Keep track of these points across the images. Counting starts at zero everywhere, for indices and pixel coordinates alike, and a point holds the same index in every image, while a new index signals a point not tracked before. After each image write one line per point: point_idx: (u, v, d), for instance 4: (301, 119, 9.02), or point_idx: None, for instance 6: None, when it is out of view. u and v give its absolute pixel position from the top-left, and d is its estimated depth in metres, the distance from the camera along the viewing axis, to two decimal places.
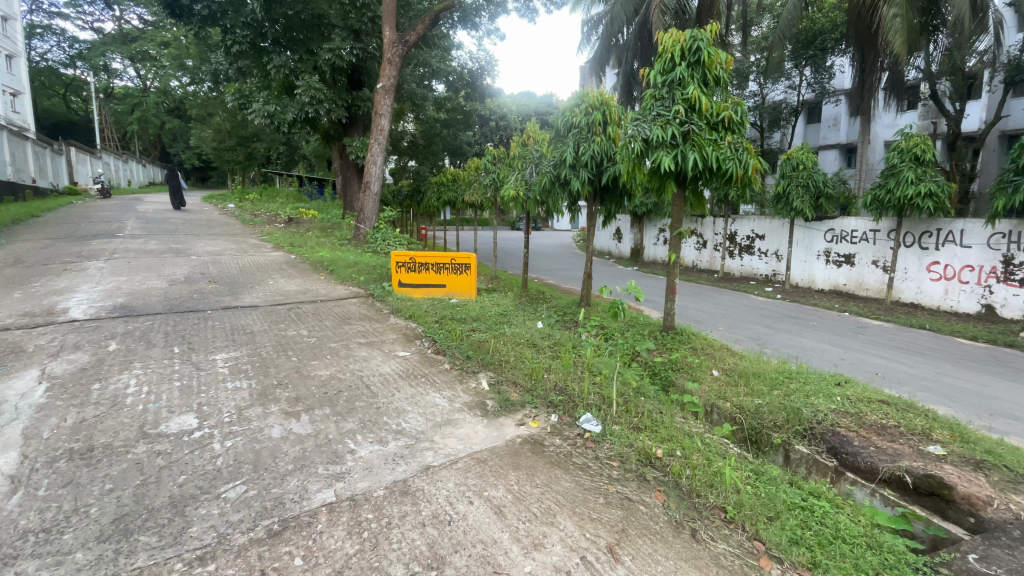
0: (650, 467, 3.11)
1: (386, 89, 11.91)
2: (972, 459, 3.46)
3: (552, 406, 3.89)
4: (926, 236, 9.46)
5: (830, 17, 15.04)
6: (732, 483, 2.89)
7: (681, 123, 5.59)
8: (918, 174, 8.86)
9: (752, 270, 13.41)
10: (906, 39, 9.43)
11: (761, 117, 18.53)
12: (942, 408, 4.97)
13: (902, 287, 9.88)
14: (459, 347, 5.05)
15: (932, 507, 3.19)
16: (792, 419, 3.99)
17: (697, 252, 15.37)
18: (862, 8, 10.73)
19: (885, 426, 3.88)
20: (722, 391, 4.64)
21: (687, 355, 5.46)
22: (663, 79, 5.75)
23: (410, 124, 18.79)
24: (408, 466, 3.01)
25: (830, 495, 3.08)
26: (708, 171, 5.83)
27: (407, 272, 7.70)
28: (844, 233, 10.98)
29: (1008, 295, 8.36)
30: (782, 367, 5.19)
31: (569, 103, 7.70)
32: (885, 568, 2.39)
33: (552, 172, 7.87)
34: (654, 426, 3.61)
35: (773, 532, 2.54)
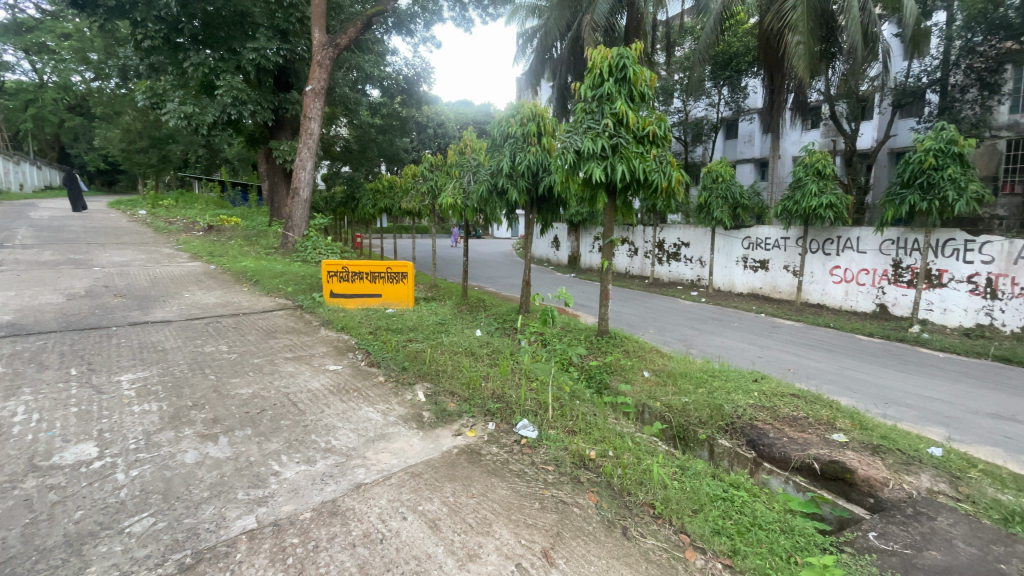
0: (584, 469, 3.18)
1: (315, 91, 11.47)
2: (870, 445, 3.82)
3: (489, 414, 3.88)
4: (828, 243, 10.45)
5: (743, 42, 16.30)
6: (660, 480, 3.01)
7: (610, 135, 5.83)
8: (820, 187, 9.80)
9: (679, 275, 14.20)
10: (808, 65, 10.42)
11: (685, 132, 19.73)
12: (845, 398, 5.47)
13: (810, 289, 10.83)
14: (394, 359, 4.94)
15: (836, 490, 3.49)
16: (715, 415, 4.24)
17: (629, 259, 16.06)
18: (770, 34, 11.73)
19: (796, 418, 4.22)
20: (653, 390, 4.86)
21: (620, 357, 5.64)
22: (593, 93, 6.00)
23: (343, 129, 18.23)
24: (337, 486, 2.88)
25: (747, 484, 3.30)
26: (635, 183, 6.10)
27: (339, 281, 7.43)
28: (759, 240, 11.88)
29: (897, 295, 9.35)
30: (706, 366, 5.51)
31: (504, 113, 7.85)
32: (796, 550, 2.57)
33: (489, 180, 7.94)
34: (588, 427, 3.69)
35: (696, 523, 2.67)
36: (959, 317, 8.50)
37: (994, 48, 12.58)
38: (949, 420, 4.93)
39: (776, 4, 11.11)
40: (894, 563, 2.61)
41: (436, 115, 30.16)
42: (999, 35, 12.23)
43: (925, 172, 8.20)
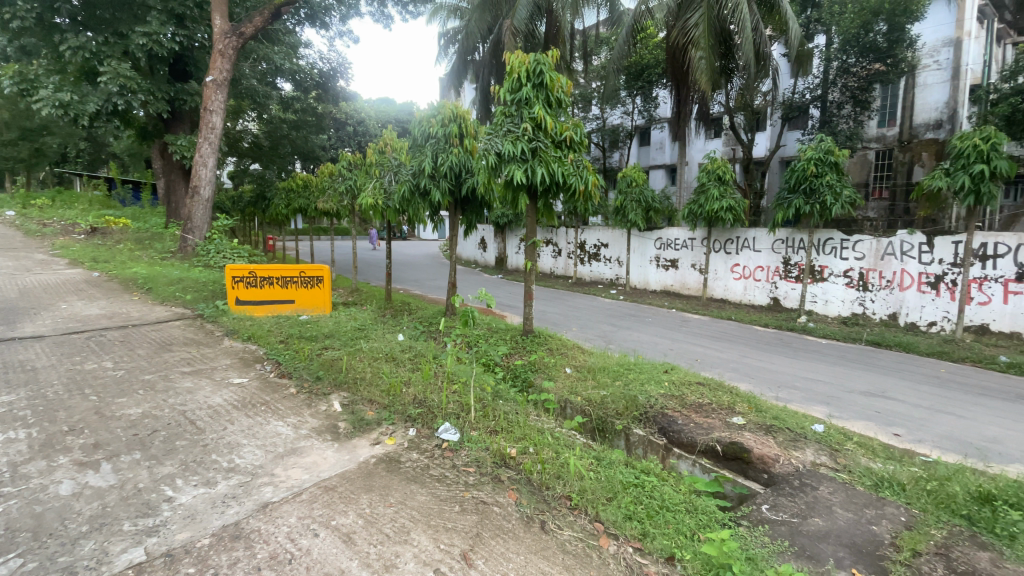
0: (505, 467, 3.22)
1: (217, 82, 10.60)
2: (763, 425, 4.22)
3: (410, 420, 3.82)
4: (729, 243, 11.41)
5: (653, 54, 17.28)
6: (577, 472, 3.12)
7: (529, 139, 5.96)
8: (720, 192, 10.68)
9: (599, 275, 14.80)
10: (710, 79, 11.31)
11: (603, 138, 20.62)
12: (745, 385, 5.99)
13: (714, 285, 11.74)
14: (308, 368, 4.71)
15: (736, 469, 3.81)
16: (630, 405, 4.48)
17: (554, 259, 16.51)
18: (676, 48, 12.58)
19: (701, 404, 4.57)
20: (574, 385, 5.03)
21: (543, 355, 5.78)
22: (511, 97, 6.08)
23: (252, 123, 17.07)
24: (241, 507, 2.69)
25: (657, 470, 3.50)
26: (555, 186, 6.27)
27: (246, 287, 7.00)
28: (670, 241, 12.70)
29: (788, 289, 10.41)
30: (623, 360, 5.79)
31: (425, 113, 7.73)
32: (699, 528, 2.77)
33: (411, 181, 7.79)
34: (510, 426, 3.74)
35: (611, 511, 2.79)
36: (837, 307, 9.63)
37: (865, 68, 14.41)
38: (829, 399, 5.57)
39: (681, 20, 11.95)
40: (783, 531, 2.90)
41: (355, 112, 29.13)
42: (869, 57, 14.14)
43: (808, 178, 9.19)
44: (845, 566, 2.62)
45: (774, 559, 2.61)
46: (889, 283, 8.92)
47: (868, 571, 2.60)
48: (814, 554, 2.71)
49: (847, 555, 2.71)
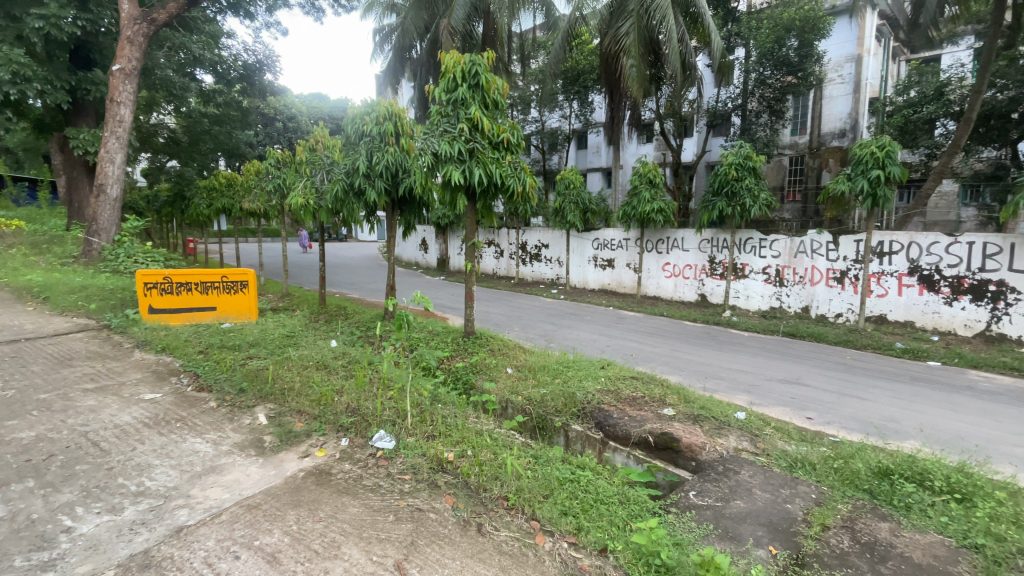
0: (442, 472, 3.19)
1: (125, 72, 9.72)
2: (691, 415, 4.45)
3: (342, 430, 3.70)
4: (660, 243, 11.95)
5: (588, 60, 17.76)
6: (514, 472, 3.15)
7: (466, 140, 5.93)
8: (652, 195, 11.19)
9: (540, 275, 15.03)
10: (641, 86, 11.79)
11: (542, 141, 20.95)
12: (676, 377, 6.30)
13: (647, 283, 12.26)
14: (230, 380, 4.45)
15: (667, 458, 3.98)
16: (568, 402, 4.57)
17: (496, 260, 16.59)
18: (609, 55, 12.99)
19: (634, 398, 4.75)
20: (514, 385, 5.06)
21: (485, 356, 5.77)
22: (447, 97, 6.02)
23: (169, 117, 15.80)
24: (153, 532, 2.48)
25: (593, 464, 3.59)
26: (493, 186, 6.27)
27: (160, 294, 6.48)
28: (606, 241, 13.11)
29: (714, 285, 11.06)
30: (562, 358, 5.91)
31: (358, 109, 7.48)
32: (631, 518, 2.87)
33: (345, 180, 7.52)
34: (448, 430, 3.70)
35: (546, 509, 2.84)
36: (758, 302, 10.35)
37: (779, 80, 15.54)
38: (750, 388, 5.97)
39: (614, 28, 12.38)
40: (708, 515, 3.07)
41: (286, 108, 27.77)
42: (782, 70, 15.29)
43: (730, 182, 9.81)
44: (763, 544, 2.81)
45: (699, 543, 2.75)
46: (802, 279, 9.70)
47: (783, 547, 2.81)
48: (735, 535, 2.89)
49: (764, 533, 2.91)
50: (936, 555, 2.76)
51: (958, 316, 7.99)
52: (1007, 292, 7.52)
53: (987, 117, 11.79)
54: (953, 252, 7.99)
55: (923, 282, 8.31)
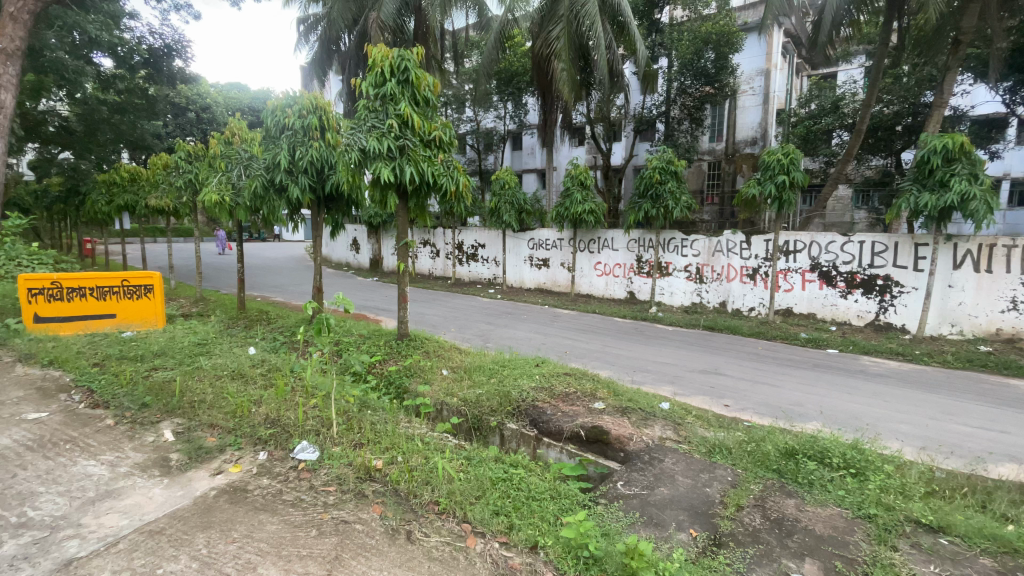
0: (369, 481, 3.09)
1: (7, 52, 8.54)
2: (621, 408, 4.62)
3: (260, 443, 3.50)
4: (592, 243, 12.31)
5: (521, 62, 17.96)
6: (446, 475, 3.10)
7: (396, 136, 5.75)
8: (583, 197, 11.52)
9: (477, 275, 15.00)
10: (571, 89, 12.08)
11: (477, 141, 20.90)
12: (607, 372, 6.52)
13: (581, 282, 12.61)
14: (131, 394, 4.08)
15: (597, 451, 4.09)
16: (504, 401, 4.58)
17: (432, 260, 16.37)
18: (541, 58, 13.17)
19: (567, 394, 4.85)
20: (449, 386, 5.00)
21: (419, 359, 5.63)
22: (375, 92, 5.82)
23: (60, 103, 14.09)
24: (34, 570, 2.22)
25: (525, 461, 3.61)
26: (425, 185, 6.16)
27: (49, 301, 6.06)
28: (541, 241, 13.32)
29: (642, 283, 11.56)
30: (498, 357, 5.90)
31: (278, 102, 7.07)
32: (562, 512, 2.91)
33: (264, 176, 7.08)
34: (377, 437, 3.58)
35: (478, 510, 2.81)
36: (681, 298, 10.94)
37: (698, 90, 16.54)
38: (674, 379, 6.31)
39: (545, 32, 12.61)
40: (635, 504, 3.20)
41: (199, 98, 25.67)
42: (701, 80, 16.28)
43: (654, 185, 10.31)
44: (684, 528, 2.97)
45: (626, 531, 2.85)
46: (720, 276, 10.38)
47: (702, 528, 2.98)
48: (660, 521, 3.02)
49: (686, 518, 3.07)
50: (835, 526, 3.04)
51: (852, 307, 8.90)
52: (891, 285, 8.48)
53: (875, 129, 13.22)
54: (847, 250, 8.88)
55: (823, 278, 9.16)
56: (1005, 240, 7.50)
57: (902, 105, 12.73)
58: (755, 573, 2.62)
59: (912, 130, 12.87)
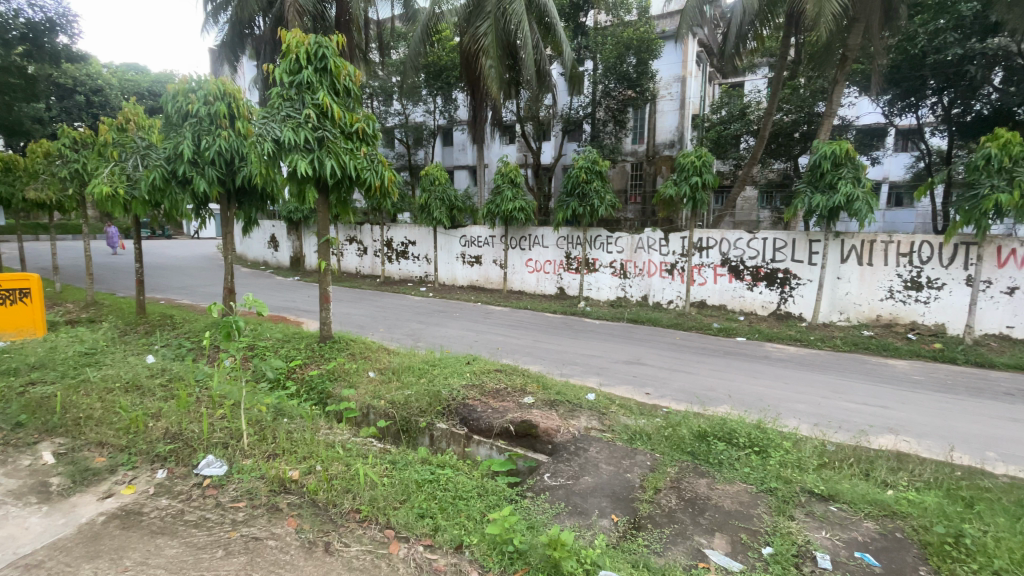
0: (284, 493, 2.94)
1: None
2: (549, 401, 4.72)
3: (159, 460, 3.23)
4: (523, 240, 12.44)
5: (450, 56, 17.76)
6: (368, 481, 3.00)
7: (313, 128, 5.44)
8: (514, 194, 11.63)
9: (408, 273, 14.68)
10: (500, 87, 12.12)
11: (406, 135, 20.36)
12: (537, 366, 6.63)
13: (513, 278, 12.72)
14: (2, 414, 3.66)
15: (526, 444, 4.13)
16: (433, 401, 4.51)
17: (359, 258, 15.81)
18: (469, 53, 13.06)
19: (497, 390, 4.87)
20: (376, 389, 4.83)
21: (344, 361, 5.39)
22: (290, 79, 5.46)
23: None
24: None
25: (453, 461, 3.56)
26: (347, 179, 5.88)
27: None
28: (473, 238, 13.27)
29: (571, 279, 11.86)
30: (428, 356, 5.79)
31: (179, 86, 6.47)
32: (488, 509, 2.91)
33: (164, 166, 6.45)
34: (294, 446, 3.41)
35: (402, 514, 2.75)
36: (608, 293, 11.36)
37: (621, 93, 17.22)
38: (601, 370, 6.55)
39: (473, 28, 12.52)
40: (560, 494, 3.28)
41: (89, 78, 22.85)
42: (624, 84, 16.94)
43: (581, 184, 10.62)
44: (606, 514, 3.08)
45: (551, 522, 2.90)
46: (642, 271, 10.89)
47: (623, 513, 3.11)
48: (583, 509, 3.12)
49: (608, 504, 3.19)
50: (741, 501, 3.30)
51: (758, 299, 9.70)
52: (790, 278, 9.32)
53: (776, 135, 14.47)
54: (753, 246, 9.65)
55: (732, 272, 9.90)
56: (882, 237, 8.49)
57: (799, 114, 14.03)
58: (670, 551, 2.78)
59: (807, 137, 14.22)
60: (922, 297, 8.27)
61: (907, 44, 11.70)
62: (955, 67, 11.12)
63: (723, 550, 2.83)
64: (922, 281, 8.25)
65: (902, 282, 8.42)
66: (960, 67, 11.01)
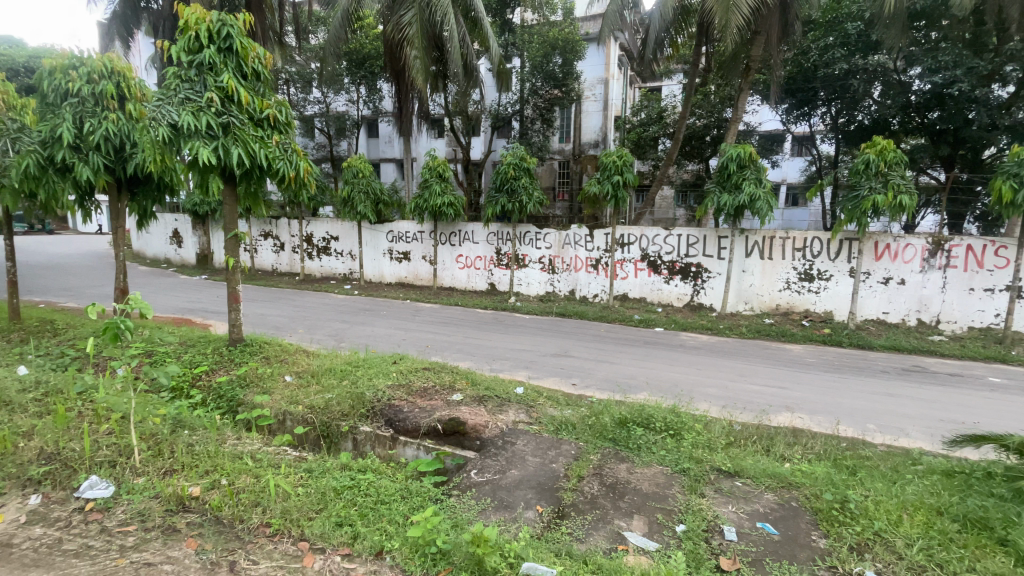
0: (183, 513, 2.72)
1: None
2: (478, 397, 4.70)
3: (30, 485, 2.90)
4: (452, 236, 12.31)
5: (373, 45, 17.17)
6: (279, 492, 2.83)
7: (217, 113, 5.00)
8: (442, 189, 11.47)
9: (330, 270, 14.03)
10: (425, 79, 11.88)
11: (327, 125, 19.36)
12: (467, 362, 6.59)
13: (442, 275, 12.56)
14: None
15: (454, 442, 4.06)
16: (356, 404, 4.32)
17: (276, 255, 14.87)
18: (393, 43, 12.64)
19: (425, 389, 4.77)
20: (293, 393, 4.55)
21: (257, 365, 5.03)
22: (189, 58, 4.98)
23: None
24: None
25: (375, 464, 3.44)
26: (257, 169, 5.47)
27: None
28: (400, 234, 12.91)
29: (501, 275, 11.91)
30: (351, 357, 5.55)
31: (56, 61, 5.70)
32: (411, 511, 2.83)
33: (39, 151, 5.67)
34: (196, 460, 3.18)
35: (317, 525, 2.62)
36: (537, 288, 11.55)
37: (548, 92, 17.49)
38: (530, 364, 6.64)
39: (396, 16, 12.14)
40: (486, 490, 3.27)
41: None
42: (550, 83, 17.23)
43: (509, 180, 10.67)
44: (531, 505, 3.12)
45: (476, 519, 2.89)
46: (569, 266, 11.17)
47: (548, 503, 3.17)
48: (509, 502, 3.14)
49: (534, 495, 3.24)
50: (657, 482, 3.48)
51: (674, 291, 10.29)
52: (703, 272, 9.99)
53: (690, 138, 15.46)
54: (669, 242, 10.22)
55: (651, 267, 10.44)
56: (781, 234, 9.33)
57: (709, 119, 15.05)
58: (593, 536, 2.87)
59: (717, 140, 15.29)
60: (814, 288, 9.18)
61: (801, 58, 12.99)
62: (841, 81, 12.48)
63: (641, 531, 2.97)
64: (814, 273, 9.15)
65: (797, 274, 9.29)
66: (845, 80, 12.33)
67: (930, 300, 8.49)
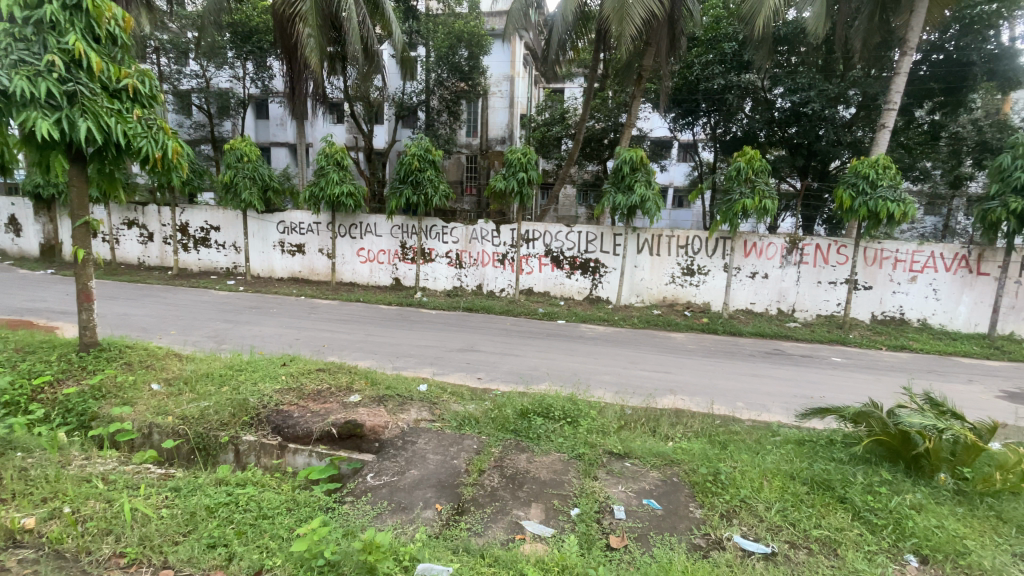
0: (10, 550, 2.31)
1: None
2: (377, 397, 4.53)
3: None
4: (353, 228, 11.74)
5: (261, 18, 15.81)
6: (137, 517, 2.50)
7: (60, 79, 4.24)
8: (341, 177, 10.86)
9: (210, 263, 12.68)
10: (320, 59, 11.14)
11: (206, 102, 17.43)
12: (367, 361, 6.33)
13: (342, 269, 11.94)
14: None
15: (350, 446, 3.87)
16: (238, 411, 3.95)
17: (143, 246, 13.12)
18: (283, 17, 11.66)
19: (319, 391, 4.49)
20: (161, 403, 4.04)
21: (115, 373, 4.39)
22: (22, 13, 4.19)
23: None
24: None
25: (259, 477, 3.16)
26: (113, 148, 4.72)
27: None
28: (293, 225, 12.03)
29: (406, 269, 11.61)
30: (234, 360, 5.07)
31: None
32: (298, 523, 2.65)
33: None
34: (31, 487, 2.73)
35: (184, 549, 2.36)
36: (444, 282, 11.42)
37: (454, 84, 17.29)
38: (434, 360, 6.56)
39: None
40: (383, 493, 3.16)
41: None
42: (455, 75, 17.01)
43: (413, 171, 10.38)
44: (430, 504, 3.08)
45: (370, 524, 2.79)
46: (476, 261, 11.18)
47: (447, 501, 3.14)
48: (407, 503, 3.07)
49: (433, 493, 3.20)
50: (554, 469, 3.61)
51: (575, 285, 10.75)
52: (600, 267, 10.55)
53: (590, 140, 16.35)
54: (570, 239, 10.64)
55: (554, 262, 10.81)
56: (667, 232, 10.16)
57: (607, 122, 15.92)
58: (491, 529, 2.90)
59: (614, 143, 16.18)
60: (695, 282, 10.11)
61: (687, 71, 14.27)
62: (719, 95, 13.93)
63: (538, 518, 3.05)
64: (695, 268, 10.08)
65: (681, 270, 10.17)
66: (722, 94, 13.82)
67: (787, 292, 9.76)
